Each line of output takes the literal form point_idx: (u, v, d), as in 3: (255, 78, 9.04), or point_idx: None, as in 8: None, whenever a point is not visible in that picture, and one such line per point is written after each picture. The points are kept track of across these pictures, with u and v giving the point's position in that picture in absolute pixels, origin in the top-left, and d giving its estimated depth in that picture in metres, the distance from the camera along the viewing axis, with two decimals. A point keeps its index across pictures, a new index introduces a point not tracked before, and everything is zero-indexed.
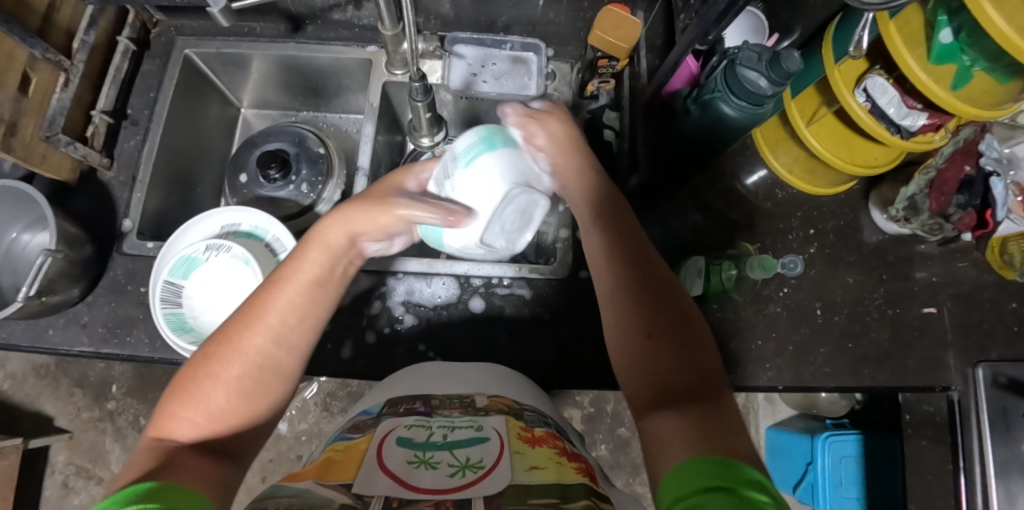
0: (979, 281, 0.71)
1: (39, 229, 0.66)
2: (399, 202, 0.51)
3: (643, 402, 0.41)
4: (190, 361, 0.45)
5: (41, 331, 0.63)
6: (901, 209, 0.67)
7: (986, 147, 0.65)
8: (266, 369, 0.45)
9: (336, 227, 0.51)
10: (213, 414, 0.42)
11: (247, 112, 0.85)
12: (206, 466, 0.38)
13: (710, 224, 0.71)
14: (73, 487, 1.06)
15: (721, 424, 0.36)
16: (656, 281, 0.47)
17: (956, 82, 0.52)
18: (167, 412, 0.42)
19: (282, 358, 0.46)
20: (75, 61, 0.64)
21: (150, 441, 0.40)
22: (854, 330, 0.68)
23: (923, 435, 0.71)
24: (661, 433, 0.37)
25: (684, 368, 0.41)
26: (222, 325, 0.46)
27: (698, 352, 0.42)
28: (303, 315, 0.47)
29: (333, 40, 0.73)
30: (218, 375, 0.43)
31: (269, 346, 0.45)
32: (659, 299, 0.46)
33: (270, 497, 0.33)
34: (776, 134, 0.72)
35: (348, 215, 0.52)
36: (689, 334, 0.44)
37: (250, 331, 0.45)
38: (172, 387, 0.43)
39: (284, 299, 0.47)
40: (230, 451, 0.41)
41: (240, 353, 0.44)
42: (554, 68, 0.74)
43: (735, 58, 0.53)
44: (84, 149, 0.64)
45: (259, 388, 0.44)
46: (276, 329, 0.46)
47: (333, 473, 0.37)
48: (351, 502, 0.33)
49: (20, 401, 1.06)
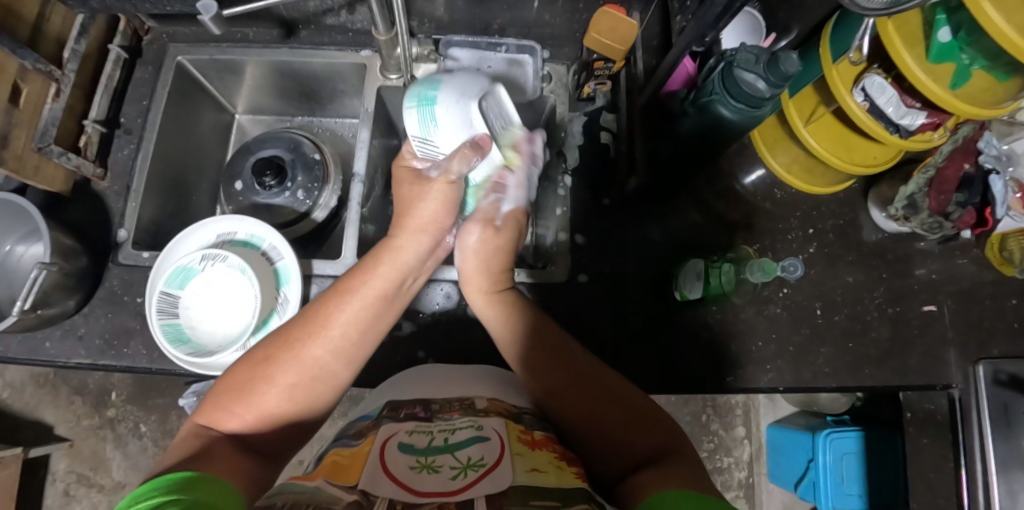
0: (979, 278, 0.71)
1: (33, 241, 0.66)
2: (432, 173, 0.53)
3: (621, 474, 0.41)
4: (245, 355, 0.47)
5: (38, 344, 0.63)
6: (900, 208, 0.67)
7: (985, 144, 0.66)
8: (318, 380, 0.46)
9: (404, 234, 0.54)
10: (262, 413, 0.43)
11: (241, 118, 0.85)
12: (245, 461, 0.39)
13: (709, 225, 0.71)
14: (74, 495, 1.06)
15: (687, 468, 0.38)
16: (587, 367, 0.50)
17: (955, 81, 0.51)
18: (217, 404, 0.43)
19: (338, 371, 0.48)
20: (66, 70, 0.63)
21: (194, 428, 0.41)
22: (854, 330, 0.68)
23: (925, 433, 0.69)
24: (639, 487, 0.36)
25: (641, 440, 0.43)
26: (284, 327, 0.48)
27: (651, 423, 0.45)
28: (363, 331, 0.49)
29: (327, 45, 0.73)
30: (274, 379, 0.44)
31: (330, 359, 0.47)
32: (597, 387, 0.49)
33: (278, 492, 0.34)
34: (776, 134, 0.71)
35: (412, 214, 0.54)
36: (635, 410, 0.46)
37: (315, 340, 0.46)
38: (224, 380, 0.44)
39: (349, 312, 0.49)
40: (269, 452, 0.42)
41: (298, 360, 0.45)
42: (549, 70, 0.72)
43: (732, 60, 0.53)
44: (77, 160, 0.64)
45: (308, 395, 0.46)
46: (337, 341, 0.48)
47: (339, 475, 0.37)
48: (358, 500, 0.33)
49: (20, 410, 1.05)
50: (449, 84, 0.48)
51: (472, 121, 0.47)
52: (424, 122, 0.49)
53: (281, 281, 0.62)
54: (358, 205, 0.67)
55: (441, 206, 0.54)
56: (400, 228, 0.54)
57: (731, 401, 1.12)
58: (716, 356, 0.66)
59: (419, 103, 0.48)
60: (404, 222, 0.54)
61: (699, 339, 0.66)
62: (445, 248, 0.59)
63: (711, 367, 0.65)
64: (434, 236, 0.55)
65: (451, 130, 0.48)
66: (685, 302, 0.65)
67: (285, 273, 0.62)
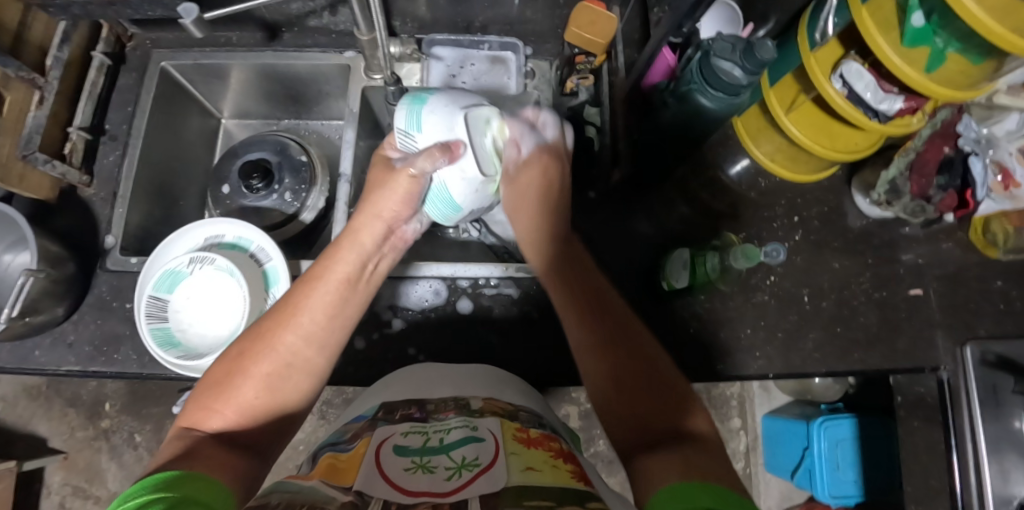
0: (964, 261, 0.72)
1: (19, 249, 0.65)
2: (398, 164, 0.53)
3: (636, 445, 0.40)
4: (221, 356, 0.47)
5: (28, 352, 0.63)
6: (883, 192, 0.68)
7: (964, 127, 0.66)
8: (293, 367, 0.46)
9: (364, 218, 0.54)
10: (242, 405, 0.43)
11: (227, 123, 0.85)
12: (233, 457, 0.39)
13: (695, 215, 0.72)
14: (70, 507, 1.05)
15: (697, 455, 0.36)
16: (627, 329, 0.48)
17: (930, 65, 0.52)
18: (198, 405, 0.43)
19: (314, 358, 0.48)
20: (49, 78, 0.63)
21: (180, 431, 0.42)
22: (842, 315, 0.69)
23: (916, 416, 0.71)
24: (648, 470, 0.36)
25: (661, 416, 0.42)
26: (260, 319, 0.49)
27: (671, 400, 0.43)
28: (334, 315, 0.50)
29: (310, 47, 0.73)
30: (249, 371, 0.44)
31: (302, 345, 0.47)
32: (628, 348, 0.46)
33: (278, 490, 0.33)
34: (758, 124, 0.71)
35: (370, 202, 0.54)
36: (659, 383, 0.44)
37: (286, 328, 0.47)
38: (204, 383, 0.45)
39: (317, 298, 0.49)
40: (254, 446, 0.42)
41: (273, 349, 0.46)
42: (532, 66, 0.73)
43: (709, 49, 0.54)
44: (62, 167, 0.64)
45: (284, 384, 0.46)
46: (309, 328, 0.48)
47: (337, 475, 0.37)
48: (353, 500, 0.33)
49: (13, 423, 1.04)
50: (440, 94, 0.53)
51: (455, 128, 0.51)
52: (411, 115, 0.53)
53: (269, 282, 0.62)
54: (346, 205, 0.68)
55: (403, 195, 0.53)
56: (360, 217, 0.54)
57: (727, 392, 1.11)
58: (706, 344, 0.66)
59: (412, 99, 0.53)
60: (363, 206, 0.54)
61: (689, 328, 0.66)
62: (404, 236, 0.58)
63: (701, 355, 0.66)
64: (391, 224, 0.55)
65: (434, 135, 0.52)
66: (674, 291, 0.66)
67: (273, 274, 0.63)
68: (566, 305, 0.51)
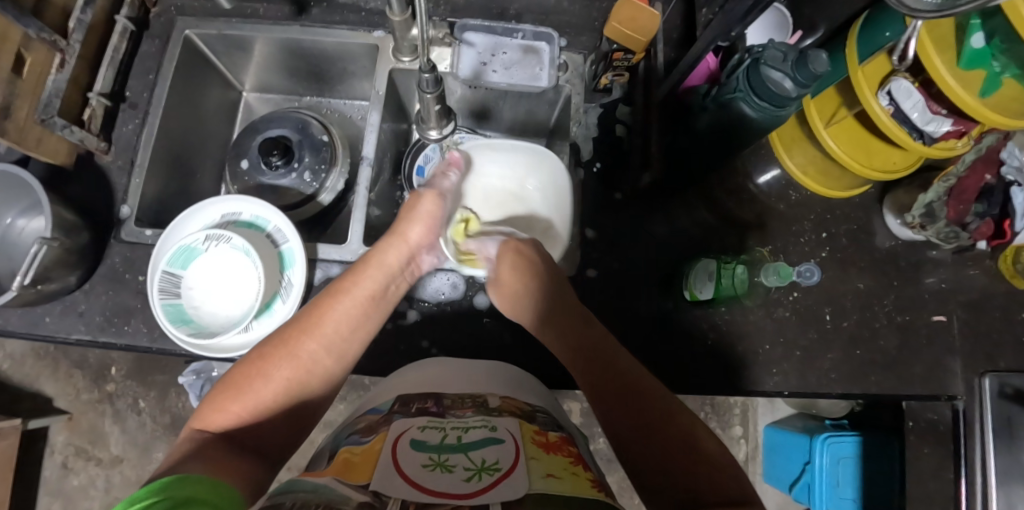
0: (990, 289, 0.70)
1: (34, 214, 0.64)
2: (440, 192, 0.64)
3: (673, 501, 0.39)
4: (241, 359, 0.48)
5: (38, 318, 0.62)
6: (918, 215, 0.66)
7: (1008, 155, 0.67)
8: (312, 375, 0.48)
9: (395, 240, 0.58)
10: (256, 407, 0.44)
11: (248, 96, 0.83)
12: (241, 461, 0.40)
13: (720, 224, 0.70)
14: (72, 467, 1.06)
15: None
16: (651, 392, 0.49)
17: (985, 89, 0.50)
18: (211, 406, 0.44)
19: (328, 366, 0.50)
20: (71, 40, 0.62)
21: (192, 432, 0.42)
22: (862, 336, 0.67)
23: (926, 442, 0.69)
24: None
25: (694, 471, 0.41)
26: (285, 324, 0.51)
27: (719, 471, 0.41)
28: (354, 328, 0.52)
29: (338, 24, 0.71)
30: (272, 375, 0.46)
31: (322, 355, 0.49)
32: (652, 405, 0.47)
33: (288, 491, 0.32)
34: (794, 133, 0.70)
35: (405, 228, 0.59)
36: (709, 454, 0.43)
37: (309, 337, 0.49)
38: (221, 383, 0.46)
39: (342, 310, 0.52)
40: (263, 449, 0.43)
41: (294, 356, 0.48)
42: (566, 59, 0.70)
43: (759, 57, 0.51)
44: (80, 133, 0.63)
45: (303, 389, 0.48)
46: (331, 338, 0.50)
47: (350, 473, 0.36)
48: (369, 501, 0.32)
49: (20, 381, 1.05)
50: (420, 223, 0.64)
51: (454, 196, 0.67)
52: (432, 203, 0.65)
53: (284, 265, 0.62)
54: (366, 189, 0.66)
55: (427, 220, 0.61)
56: (389, 238, 0.59)
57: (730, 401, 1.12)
58: (721, 357, 0.65)
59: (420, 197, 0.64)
60: (394, 232, 0.59)
61: (704, 340, 0.65)
62: (422, 265, 0.62)
63: (716, 368, 0.65)
64: (414, 250, 0.60)
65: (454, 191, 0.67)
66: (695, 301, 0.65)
67: (289, 256, 0.62)
68: (600, 363, 0.52)
